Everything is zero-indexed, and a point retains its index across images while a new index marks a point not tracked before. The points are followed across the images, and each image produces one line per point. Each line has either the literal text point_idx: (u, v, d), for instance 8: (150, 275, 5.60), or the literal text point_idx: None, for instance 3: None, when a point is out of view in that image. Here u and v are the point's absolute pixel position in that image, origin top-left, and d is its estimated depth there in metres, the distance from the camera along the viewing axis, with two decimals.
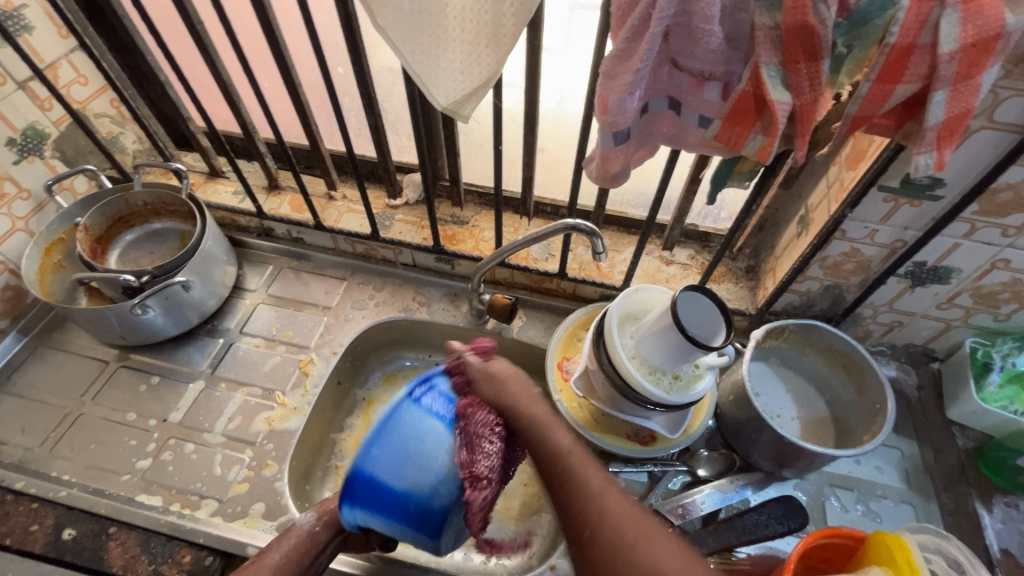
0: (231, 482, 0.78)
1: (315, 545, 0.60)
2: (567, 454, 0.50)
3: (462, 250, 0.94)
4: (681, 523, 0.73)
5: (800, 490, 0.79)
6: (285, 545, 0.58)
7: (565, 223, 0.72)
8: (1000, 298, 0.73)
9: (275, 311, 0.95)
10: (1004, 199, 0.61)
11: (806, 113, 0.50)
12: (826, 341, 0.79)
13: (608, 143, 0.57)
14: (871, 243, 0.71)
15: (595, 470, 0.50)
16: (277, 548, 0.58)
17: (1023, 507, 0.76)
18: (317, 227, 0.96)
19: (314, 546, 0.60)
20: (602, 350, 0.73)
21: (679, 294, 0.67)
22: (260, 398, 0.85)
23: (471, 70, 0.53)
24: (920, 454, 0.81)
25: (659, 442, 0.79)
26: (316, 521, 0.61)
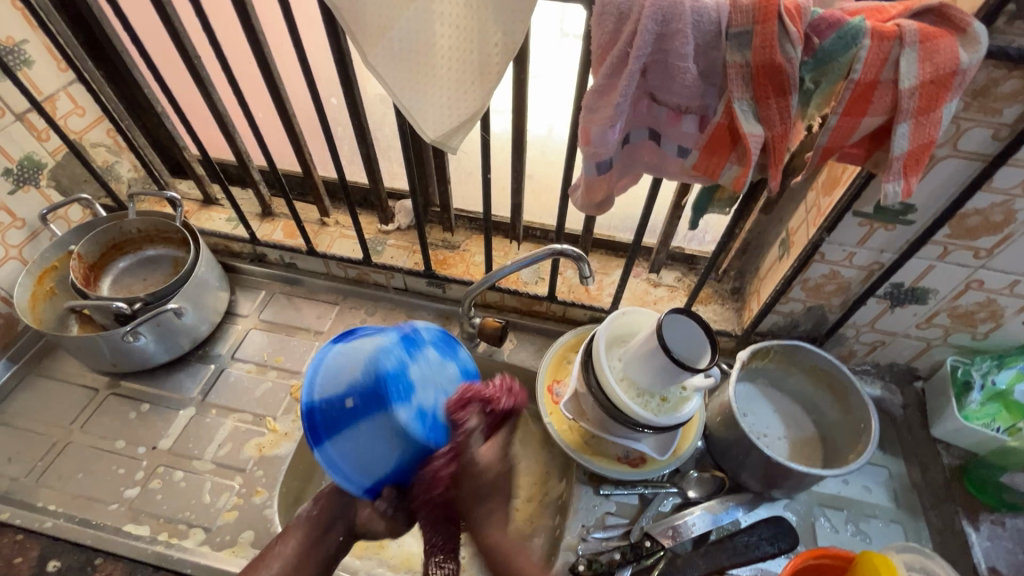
0: (220, 510, 0.77)
1: (317, 527, 0.61)
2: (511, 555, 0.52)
3: (453, 274, 0.95)
4: (673, 545, 0.73)
5: (790, 510, 0.79)
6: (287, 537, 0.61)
7: (553, 248, 0.74)
8: (976, 317, 0.75)
9: (266, 337, 0.95)
10: (973, 223, 0.64)
11: (779, 144, 0.52)
12: (810, 361, 0.81)
13: (592, 172, 0.59)
14: (849, 265, 0.73)
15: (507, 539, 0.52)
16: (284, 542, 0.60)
17: (1009, 525, 0.77)
18: (310, 252, 0.97)
19: (315, 528, 0.61)
20: (591, 372, 0.74)
21: (665, 317, 0.68)
22: (251, 424, 0.85)
23: (458, 105, 0.55)
24: (907, 473, 0.82)
25: (649, 464, 0.80)
26: (312, 505, 0.62)
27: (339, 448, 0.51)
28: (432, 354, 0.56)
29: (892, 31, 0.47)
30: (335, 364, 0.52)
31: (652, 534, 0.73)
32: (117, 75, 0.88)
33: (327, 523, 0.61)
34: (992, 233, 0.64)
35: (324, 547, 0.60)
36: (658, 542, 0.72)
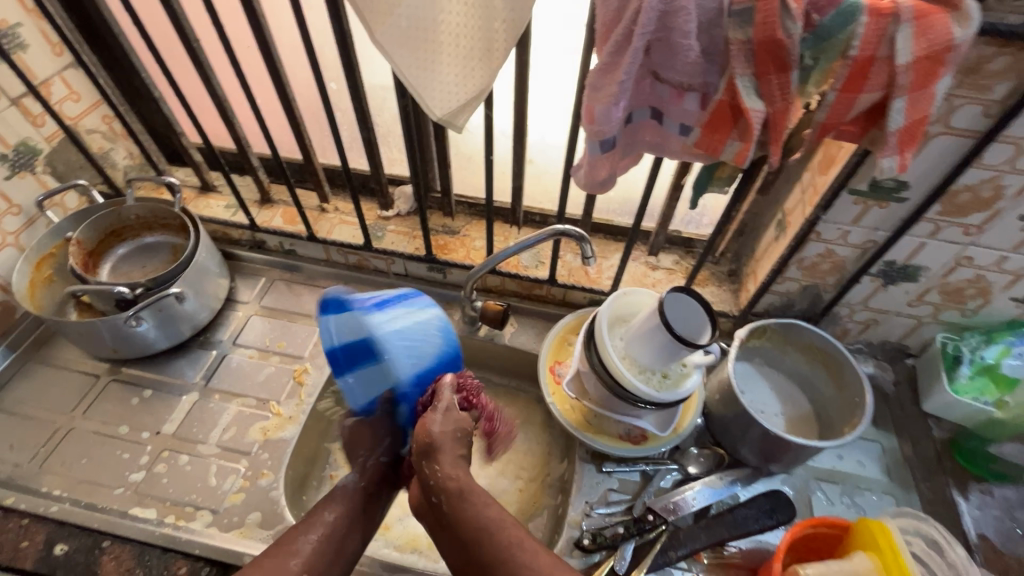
0: (226, 492, 0.77)
1: (361, 499, 0.69)
2: (482, 518, 0.55)
3: (454, 259, 0.96)
4: (674, 519, 0.75)
5: (787, 484, 0.81)
6: (336, 507, 0.67)
7: (554, 229, 0.76)
8: (966, 294, 0.77)
9: (267, 322, 0.96)
10: (963, 200, 0.66)
11: (779, 120, 0.53)
12: (806, 339, 0.82)
13: (595, 150, 0.60)
14: (844, 243, 0.75)
15: (458, 469, 0.60)
16: (369, 457, 0.72)
17: (997, 494, 0.79)
18: (310, 238, 0.98)
19: (365, 496, 0.70)
20: (593, 351, 0.76)
21: (665, 295, 0.69)
22: (255, 409, 0.85)
23: (464, 83, 0.56)
24: (899, 447, 0.84)
25: (651, 441, 0.81)
26: (359, 478, 0.71)
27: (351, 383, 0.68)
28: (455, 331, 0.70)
29: (889, 7, 0.48)
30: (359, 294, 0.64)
31: (655, 509, 0.75)
32: (112, 59, 0.87)
33: (376, 489, 0.71)
34: (981, 210, 0.66)
35: (364, 523, 0.68)
36: (660, 517, 0.74)
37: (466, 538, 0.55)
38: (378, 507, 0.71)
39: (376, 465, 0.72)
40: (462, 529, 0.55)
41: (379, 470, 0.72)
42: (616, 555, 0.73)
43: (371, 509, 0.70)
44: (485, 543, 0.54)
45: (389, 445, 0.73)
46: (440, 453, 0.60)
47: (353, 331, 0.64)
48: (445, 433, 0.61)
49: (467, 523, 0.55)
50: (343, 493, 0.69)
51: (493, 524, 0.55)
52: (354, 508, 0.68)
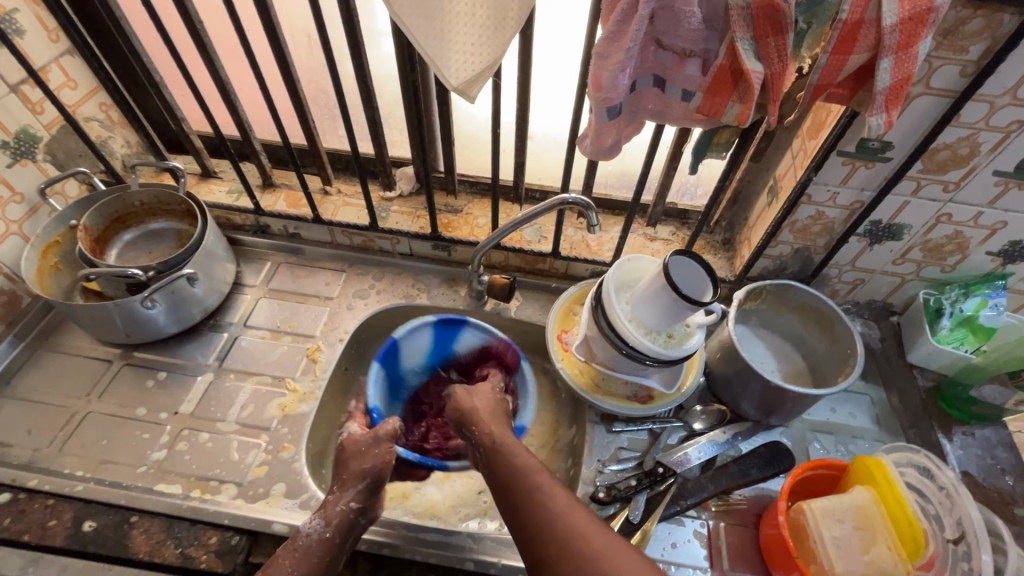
0: (249, 466, 0.79)
1: (326, 551, 0.65)
2: (515, 459, 0.64)
3: (459, 236, 0.98)
4: (682, 471, 0.79)
5: (785, 436, 0.86)
6: (296, 552, 0.64)
7: (560, 199, 0.79)
8: (945, 249, 0.82)
9: (276, 304, 0.97)
10: (943, 158, 0.70)
11: (776, 82, 0.57)
12: (799, 299, 0.87)
13: (602, 117, 0.63)
14: (833, 205, 0.80)
15: (500, 427, 0.72)
16: (339, 499, 0.68)
17: (978, 435, 0.84)
18: (315, 221, 0.99)
19: (326, 549, 0.65)
20: (601, 315, 0.79)
21: (670, 258, 0.73)
22: (271, 386, 0.87)
23: (478, 52, 0.58)
24: (886, 398, 0.90)
25: (657, 399, 0.85)
26: (325, 527, 0.66)
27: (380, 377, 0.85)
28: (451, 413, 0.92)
29: None
30: (485, 337, 0.90)
31: (664, 463, 0.79)
32: (110, 45, 0.87)
33: (340, 542, 0.66)
34: (959, 167, 0.71)
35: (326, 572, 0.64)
36: (669, 469, 0.78)
37: (496, 473, 0.64)
38: (339, 559, 0.65)
39: (343, 512, 0.67)
40: (498, 470, 0.64)
41: (347, 520, 0.67)
42: (629, 505, 0.76)
43: (330, 565, 0.64)
44: (517, 478, 0.62)
45: (365, 491, 0.69)
46: (483, 419, 0.73)
47: (418, 349, 0.90)
48: (478, 402, 0.76)
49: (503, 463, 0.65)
50: (303, 544, 0.65)
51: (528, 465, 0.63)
52: (311, 562, 0.63)
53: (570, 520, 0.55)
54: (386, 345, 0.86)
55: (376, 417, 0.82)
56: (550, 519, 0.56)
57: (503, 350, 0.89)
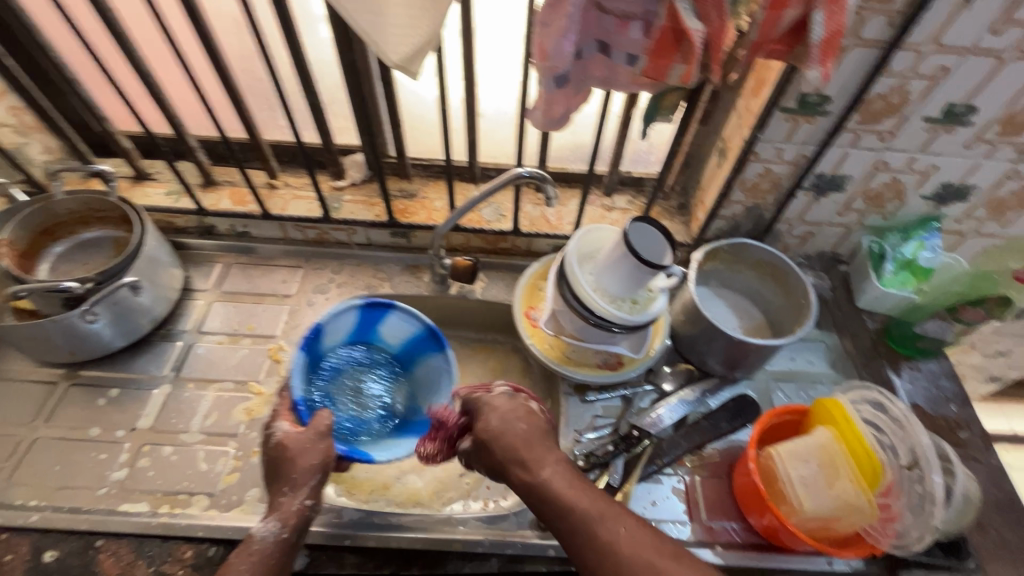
0: (220, 474, 0.76)
1: (281, 551, 0.62)
2: (553, 486, 0.61)
3: (417, 221, 0.96)
4: (656, 431, 0.81)
5: (750, 388, 0.89)
6: (249, 559, 0.61)
7: (515, 174, 0.78)
8: (885, 197, 0.86)
9: (231, 307, 0.93)
10: (877, 108, 0.73)
11: (717, 40, 0.57)
12: (754, 255, 0.90)
13: (551, 87, 0.63)
14: (780, 161, 0.82)
15: (534, 443, 0.66)
16: (293, 498, 0.65)
17: (924, 368, 0.90)
18: (264, 217, 0.95)
19: (281, 549, 0.62)
20: (566, 288, 0.79)
21: (629, 226, 0.74)
22: (234, 391, 0.84)
23: (415, 26, 0.55)
24: (840, 343, 0.94)
25: (627, 365, 0.87)
26: (282, 527, 0.63)
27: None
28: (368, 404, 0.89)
29: None
30: (413, 323, 0.88)
31: (638, 425, 0.81)
32: (14, 41, 0.79)
33: (294, 540, 0.64)
34: (892, 115, 0.74)
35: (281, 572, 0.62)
36: (643, 431, 0.80)
37: (539, 502, 0.61)
38: (294, 557, 0.64)
39: (299, 510, 0.65)
40: (539, 494, 0.62)
41: (303, 517, 0.65)
42: (608, 470, 0.78)
43: (285, 567, 0.62)
44: (565, 510, 0.59)
45: (319, 485, 0.67)
46: (517, 439, 0.67)
47: (339, 330, 0.87)
48: (504, 420, 0.69)
49: (541, 492, 0.62)
50: (258, 548, 0.62)
51: (569, 492, 0.61)
52: (267, 565, 0.61)
53: (623, 547, 0.55)
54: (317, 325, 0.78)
55: (300, 406, 0.74)
56: (605, 550, 0.55)
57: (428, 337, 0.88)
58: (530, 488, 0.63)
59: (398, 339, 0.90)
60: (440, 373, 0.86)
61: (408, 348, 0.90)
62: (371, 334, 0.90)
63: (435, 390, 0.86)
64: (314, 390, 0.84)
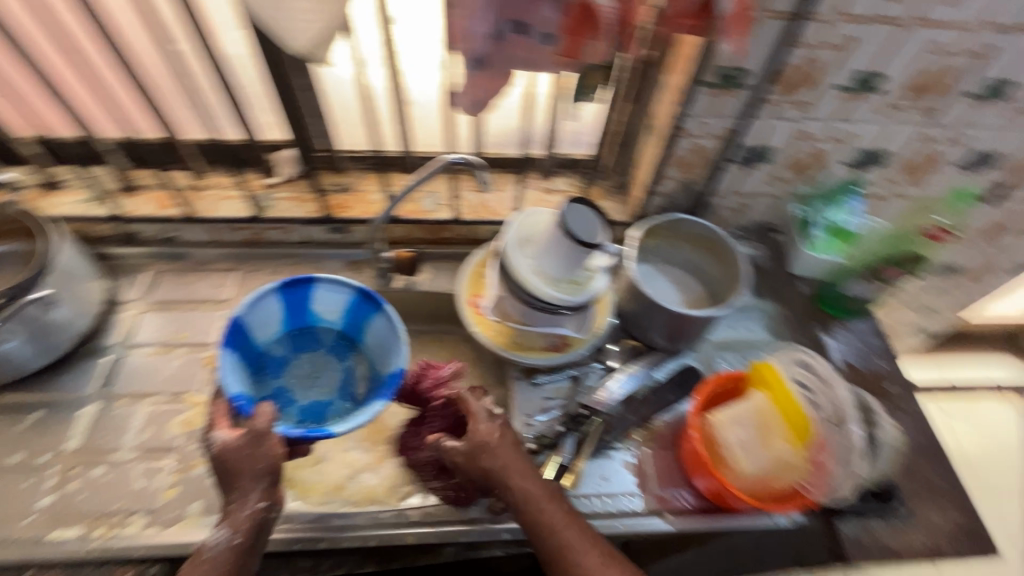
0: (158, 491, 0.73)
1: (237, 557, 0.61)
2: (548, 514, 0.64)
3: (354, 215, 0.93)
4: (605, 408, 0.81)
5: (694, 358, 0.92)
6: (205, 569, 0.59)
7: (447, 160, 0.77)
8: (809, 165, 0.90)
9: (162, 316, 0.89)
10: (794, 79, 0.76)
11: (629, 16, 0.58)
12: (690, 229, 0.92)
13: (471, 69, 0.62)
14: (708, 135, 0.83)
15: (525, 464, 0.66)
16: (243, 505, 0.63)
17: (854, 328, 0.94)
18: (190, 220, 0.90)
19: (236, 555, 0.61)
20: (508, 273, 0.79)
21: (566, 207, 0.74)
22: (169, 404, 0.80)
23: (320, 10, 0.54)
24: (777, 309, 0.98)
25: (573, 345, 0.87)
26: (234, 534, 0.61)
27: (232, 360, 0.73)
28: (323, 383, 0.88)
29: None
30: (343, 292, 0.84)
31: (587, 404, 0.81)
32: None
33: (252, 543, 0.62)
34: (807, 85, 0.77)
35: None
36: (592, 409, 0.81)
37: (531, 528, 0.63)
38: (253, 558, 0.63)
39: (252, 514, 0.62)
40: (530, 518, 0.63)
41: (258, 520, 0.63)
42: (559, 450, 0.79)
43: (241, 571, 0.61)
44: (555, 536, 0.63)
45: (270, 485, 0.64)
46: (510, 460, 0.66)
47: (270, 319, 0.83)
48: (502, 439, 0.67)
49: (532, 515, 0.63)
50: (210, 557, 0.60)
51: (559, 519, 0.63)
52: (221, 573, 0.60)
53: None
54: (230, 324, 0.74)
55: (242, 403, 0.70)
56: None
57: (363, 301, 0.84)
58: (521, 511, 0.64)
59: (335, 313, 0.87)
60: (388, 332, 0.82)
61: (347, 319, 0.87)
62: (308, 317, 0.87)
63: (385, 353, 0.83)
64: (264, 387, 0.84)
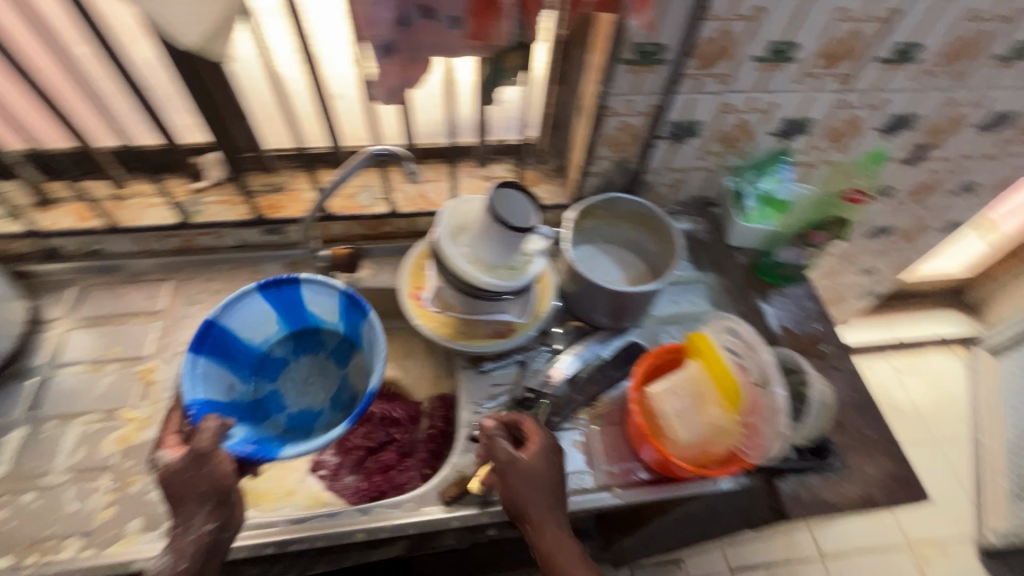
0: (94, 512, 0.71)
1: None
2: (559, 540, 0.66)
3: (287, 216, 0.91)
4: (552, 391, 0.83)
5: (638, 334, 0.93)
6: None
7: (371, 152, 0.76)
8: (736, 137, 0.91)
9: (92, 333, 0.86)
10: (710, 52, 0.77)
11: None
12: (626, 208, 0.93)
13: (380, 57, 0.60)
14: (634, 113, 0.84)
15: (558, 493, 0.68)
16: (187, 530, 0.62)
17: (790, 294, 0.97)
18: (113, 231, 0.87)
19: None
20: (444, 263, 0.78)
21: (493, 192, 0.74)
22: (102, 422, 0.78)
23: (210, 3, 0.52)
24: (717, 281, 1.00)
25: (518, 331, 0.87)
26: (175, 558, 0.60)
27: (205, 365, 0.76)
28: (319, 390, 0.89)
29: None
30: (330, 295, 0.84)
31: (533, 388, 0.82)
32: None
33: (200, 567, 0.61)
34: (724, 58, 0.78)
35: None
36: (539, 393, 0.82)
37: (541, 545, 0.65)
38: None
39: (195, 537, 0.61)
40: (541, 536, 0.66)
41: (204, 545, 0.62)
42: None
43: None
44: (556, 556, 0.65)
45: (216, 509, 0.63)
46: (543, 489, 0.67)
47: (263, 322, 0.85)
48: (545, 468, 0.68)
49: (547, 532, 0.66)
50: None
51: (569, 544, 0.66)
52: None
53: None
54: (203, 327, 0.76)
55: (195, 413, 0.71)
56: None
57: (351, 305, 0.83)
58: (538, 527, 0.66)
59: (330, 316, 0.87)
60: (373, 340, 0.81)
61: (341, 324, 0.87)
62: (308, 317, 0.88)
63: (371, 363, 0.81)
64: (259, 390, 0.86)
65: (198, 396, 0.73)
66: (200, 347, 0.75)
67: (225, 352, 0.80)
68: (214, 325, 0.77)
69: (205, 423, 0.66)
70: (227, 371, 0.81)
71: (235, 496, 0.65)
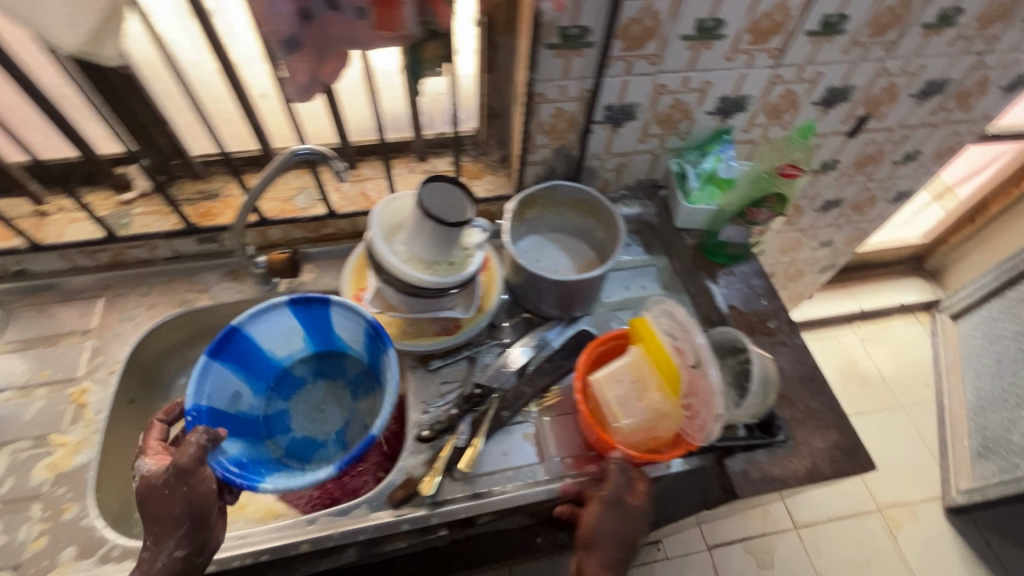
0: (24, 543, 0.68)
1: None
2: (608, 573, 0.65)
3: (220, 223, 0.88)
4: (500, 383, 0.82)
5: (590, 323, 0.92)
6: None
7: (292, 153, 0.73)
8: (675, 118, 0.90)
9: (19, 357, 0.82)
10: (636, 33, 0.75)
11: None
12: (569, 196, 0.92)
13: (283, 53, 0.58)
14: (567, 99, 0.83)
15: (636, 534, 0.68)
16: (156, 554, 0.59)
17: (739, 272, 0.97)
18: (35, 249, 0.83)
19: None
20: (381, 266, 0.76)
21: (421, 188, 0.72)
22: (33, 449, 0.75)
23: (84, 5, 0.49)
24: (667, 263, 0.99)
25: (464, 326, 0.88)
26: None
27: (219, 371, 0.77)
28: (326, 418, 0.90)
29: None
30: (356, 322, 0.83)
31: (481, 383, 0.82)
32: None
33: None
34: (651, 38, 0.77)
35: None
36: (487, 387, 0.81)
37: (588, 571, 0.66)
38: None
39: (164, 564, 0.59)
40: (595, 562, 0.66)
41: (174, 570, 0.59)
42: (455, 434, 0.78)
43: None
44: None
45: (190, 533, 0.60)
46: (622, 526, 0.67)
47: (290, 337, 0.86)
48: (637, 509, 0.68)
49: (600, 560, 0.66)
50: None
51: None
52: None
53: None
54: (225, 333, 0.77)
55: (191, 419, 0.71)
56: None
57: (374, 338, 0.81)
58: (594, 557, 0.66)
59: (355, 342, 0.86)
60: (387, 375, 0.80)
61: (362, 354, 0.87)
62: (335, 342, 0.89)
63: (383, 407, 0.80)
64: (271, 405, 0.88)
65: (200, 402, 0.73)
66: (218, 353, 0.77)
67: (245, 363, 0.81)
68: (237, 333, 0.78)
69: (190, 435, 0.64)
70: (242, 380, 0.82)
71: (213, 517, 0.62)
